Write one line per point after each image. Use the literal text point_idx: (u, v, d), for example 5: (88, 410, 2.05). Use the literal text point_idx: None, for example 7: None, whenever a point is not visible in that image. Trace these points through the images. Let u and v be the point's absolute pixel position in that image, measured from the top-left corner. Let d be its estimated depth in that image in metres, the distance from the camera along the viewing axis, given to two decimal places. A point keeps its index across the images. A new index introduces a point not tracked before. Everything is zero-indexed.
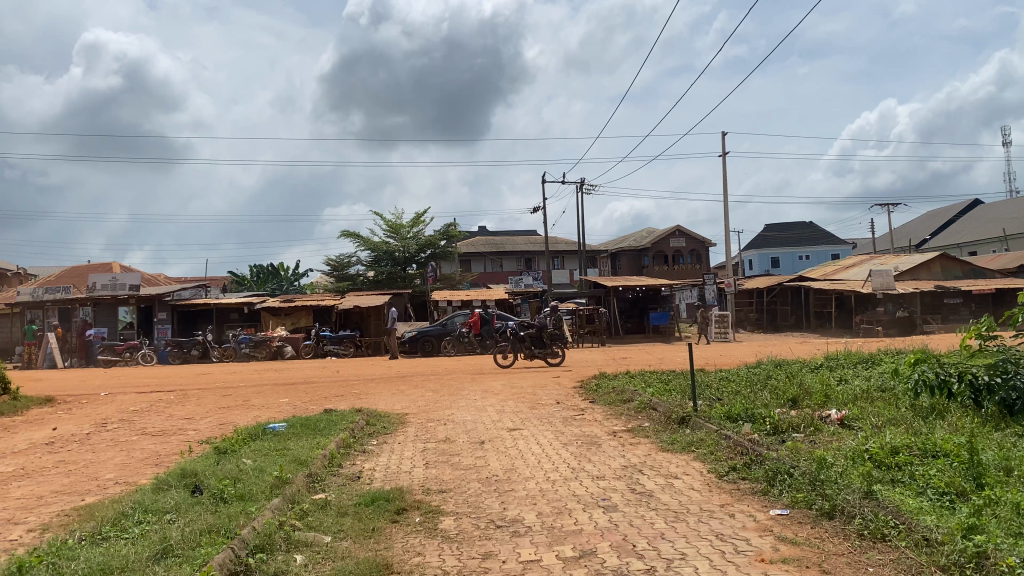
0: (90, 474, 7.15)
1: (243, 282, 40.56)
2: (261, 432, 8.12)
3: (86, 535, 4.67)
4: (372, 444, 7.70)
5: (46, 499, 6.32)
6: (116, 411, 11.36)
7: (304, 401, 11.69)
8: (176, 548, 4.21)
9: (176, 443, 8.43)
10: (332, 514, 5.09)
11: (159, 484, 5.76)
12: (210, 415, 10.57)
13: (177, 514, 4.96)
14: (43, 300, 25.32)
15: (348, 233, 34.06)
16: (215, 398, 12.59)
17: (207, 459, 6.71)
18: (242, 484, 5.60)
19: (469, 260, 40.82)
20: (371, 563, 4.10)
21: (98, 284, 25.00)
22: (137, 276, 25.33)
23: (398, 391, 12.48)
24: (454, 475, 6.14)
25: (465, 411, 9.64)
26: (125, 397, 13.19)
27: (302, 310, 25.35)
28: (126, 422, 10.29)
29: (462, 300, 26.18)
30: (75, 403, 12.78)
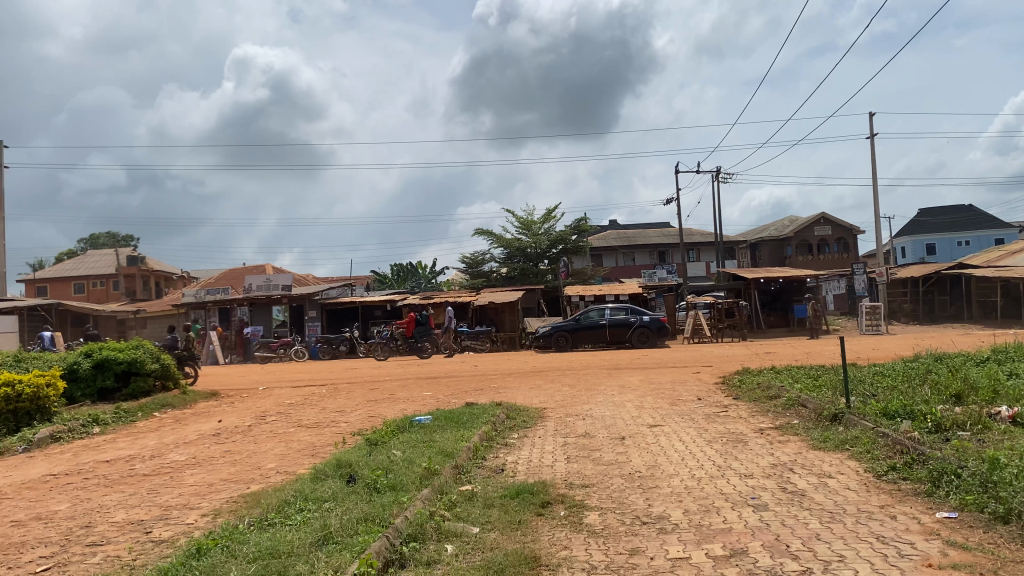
0: (253, 463, 7.64)
1: (385, 281, 42.12)
2: (408, 424, 8.43)
3: (253, 520, 5.00)
4: (514, 438, 7.82)
5: (216, 487, 6.81)
6: (274, 404, 12.08)
7: (446, 394, 12.04)
8: (335, 534, 4.44)
9: (329, 435, 8.86)
10: (480, 505, 5.21)
11: (317, 473, 6.08)
12: (359, 407, 11.06)
13: (336, 502, 5.22)
14: (205, 301, 27.22)
15: (482, 231, 34.73)
16: (363, 391, 13.16)
17: (358, 450, 7.02)
18: (394, 474, 5.82)
19: (602, 254, 40.71)
20: (520, 555, 4.16)
21: (254, 285, 26.95)
22: (289, 277, 26.90)
23: (535, 385, 12.62)
24: (597, 470, 6.13)
25: (604, 406, 9.63)
26: (282, 391, 14.01)
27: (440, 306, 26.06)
28: (283, 414, 10.94)
29: (595, 294, 26.13)
30: (237, 397, 13.67)
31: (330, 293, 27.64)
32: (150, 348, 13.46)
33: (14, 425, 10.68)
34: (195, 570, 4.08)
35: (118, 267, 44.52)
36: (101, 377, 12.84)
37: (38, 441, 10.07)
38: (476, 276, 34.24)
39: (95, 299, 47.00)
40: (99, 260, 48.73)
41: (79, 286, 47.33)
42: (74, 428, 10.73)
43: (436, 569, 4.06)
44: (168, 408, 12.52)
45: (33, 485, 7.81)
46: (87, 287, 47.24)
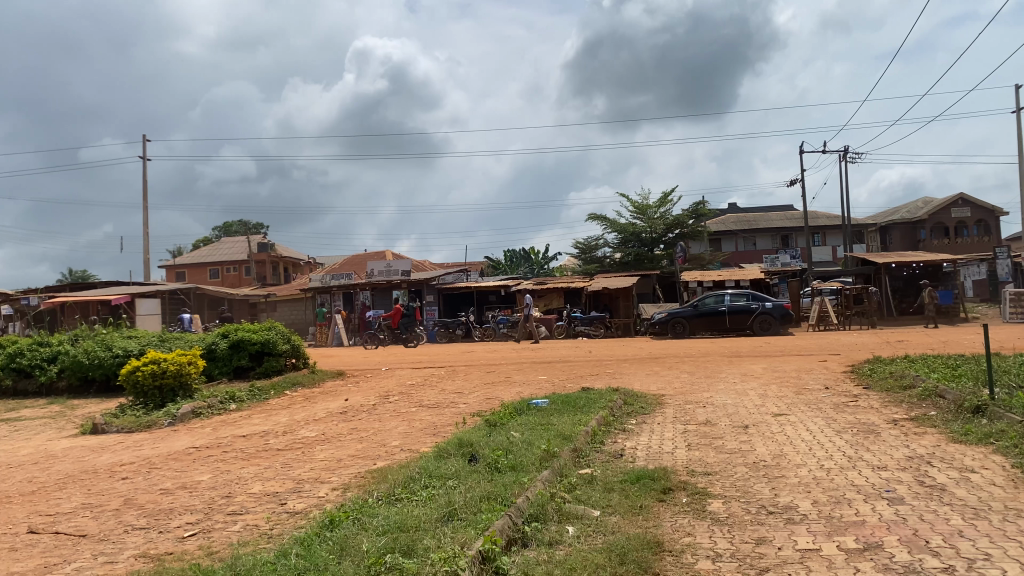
0: (379, 441, 7.91)
1: (499, 267, 42.66)
2: (526, 407, 8.51)
3: (381, 495, 5.18)
4: (632, 423, 7.77)
5: (345, 462, 7.09)
6: (396, 384, 12.50)
7: (563, 379, 12.12)
8: (460, 511, 4.54)
9: (450, 415, 9.06)
10: (600, 489, 5.21)
11: (440, 452, 6.24)
12: (477, 389, 11.28)
13: (458, 480, 5.34)
14: (329, 286, 28.32)
15: (596, 215, 34.54)
16: (481, 374, 13.41)
17: (479, 431, 7.15)
18: (513, 455, 5.90)
19: (720, 238, 39.76)
20: (643, 539, 4.14)
21: (375, 271, 27.89)
22: (408, 263, 27.61)
23: (654, 371, 12.54)
24: (718, 458, 6.02)
25: (725, 394, 9.45)
26: (404, 372, 14.44)
27: (554, 292, 26.14)
28: (405, 394, 11.27)
29: (713, 280, 25.55)
30: (361, 377, 14.20)
31: (447, 279, 28.24)
32: (281, 330, 14.10)
33: (160, 401, 11.47)
34: (329, 540, 4.27)
35: (249, 253, 46.93)
36: (236, 357, 13.59)
37: (182, 416, 10.78)
38: (590, 261, 34.12)
39: (229, 283, 49.72)
40: (232, 246, 51.49)
41: (214, 272, 50.19)
42: (213, 404, 11.42)
43: (558, 550, 4.10)
44: (299, 387, 13.13)
45: (178, 456, 8.36)
46: (222, 273, 50.04)
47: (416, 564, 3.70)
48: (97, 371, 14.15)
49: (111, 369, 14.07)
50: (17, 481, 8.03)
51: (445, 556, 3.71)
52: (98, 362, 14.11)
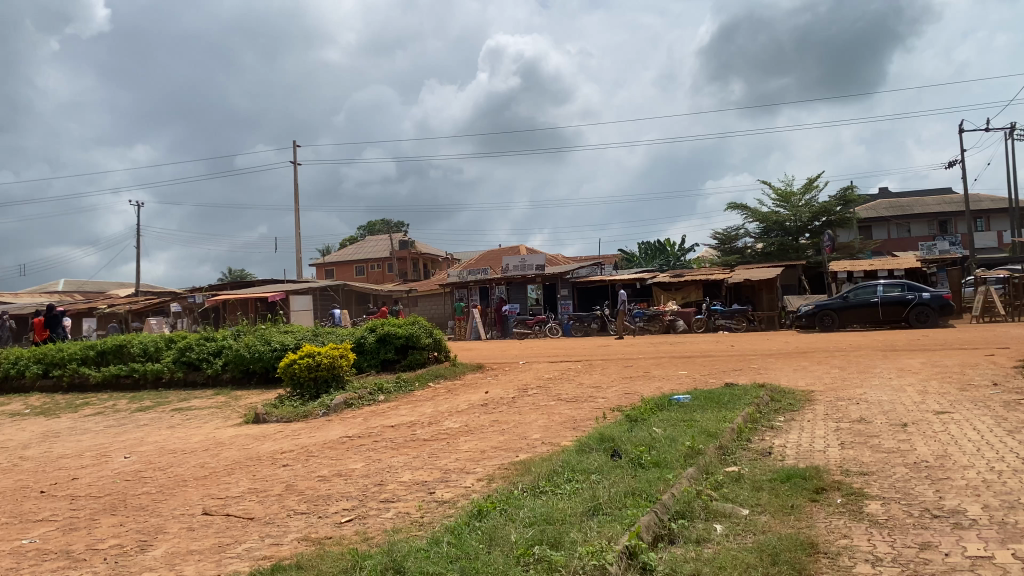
0: (520, 434, 8.03)
1: (634, 259, 42.29)
2: (667, 403, 8.40)
3: (526, 487, 5.27)
4: (780, 421, 7.51)
5: (489, 453, 7.26)
6: (535, 378, 12.66)
7: (704, 374, 11.87)
8: (604, 506, 4.55)
9: (590, 409, 9.07)
10: (748, 487, 5.08)
11: (582, 446, 6.27)
12: (616, 384, 11.26)
13: (602, 475, 5.35)
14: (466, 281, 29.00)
15: (735, 204, 33.55)
16: (619, 368, 13.37)
17: (620, 426, 7.12)
18: (657, 451, 5.84)
19: (871, 226, 37.72)
20: (795, 540, 4.01)
21: (510, 265, 28.18)
22: (542, 257, 27.74)
23: (801, 366, 12.07)
24: (875, 458, 5.73)
25: (880, 390, 8.98)
26: (541, 366, 14.60)
27: (692, 284, 25.55)
28: (543, 388, 11.38)
29: (864, 270, 24.28)
30: (501, 370, 14.48)
31: (581, 273, 28.20)
32: (424, 324, 14.53)
33: (314, 392, 12.12)
34: (478, 530, 4.39)
35: (391, 251, 48.67)
36: (383, 350, 14.17)
37: (335, 407, 11.34)
38: (729, 252, 33.26)
39: (372, 280, 51.77)
40: (375, 245, 53.59)
41: (359, 269, 52.38)
42: (363, 396, 11.94)
43: (706, 548, 4.04)
44: (441, 379, 13.54)
45: (333, 445, 8.81)
46: (366, 270, 52.17)
47: (564, 557, 3.74)
48: (257, 364, 15.11)
49: (269, 362, 14.98)
50: (191, 466, 8.71)
51: (592, 550, 3.73)
52: (258, 355, 15.07)
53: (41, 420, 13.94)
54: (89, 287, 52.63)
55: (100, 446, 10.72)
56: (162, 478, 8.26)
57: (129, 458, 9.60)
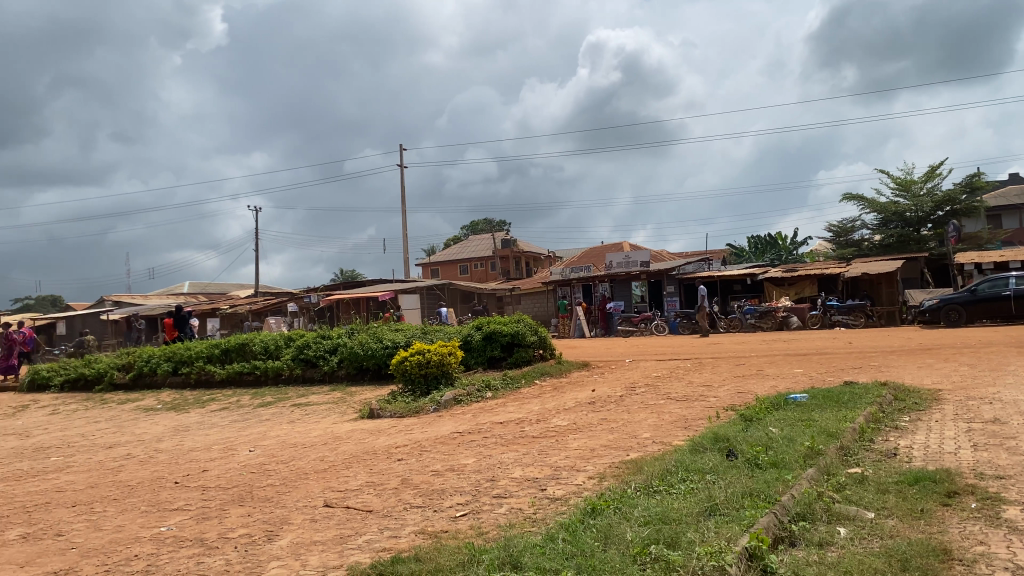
0: (630, 432, 7.97)
1: (743, 254, 41.26)
2: (783, 402, 8.17)
3: (640, 486, 5.23)
4: (905, 421, 7.18)
5: (599, 451, 7.25)
6: (643, 376, 12.53)
7: (821, 372, 11.48)
8: (721, 506, 4.47)
9: (701, 408, 8.91)
10: (872, 489, 4.89)
11: (696, 446, 6.17)
12: (728, 382, 11.03)
13: (717, 475, 5.26)
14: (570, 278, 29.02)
15: (851, 195, 32.23)
16: (729, 366, 13.09)
17: (734, 425, 6.98)
18: (774, 452, 5.69)
19: (1001, 214, 35.49)
20: (927, 546, 3.84)
21: (614, 262, 28.00)
22: (647, 254, 27.51)
23: (926, 364, 11.50)
24: (1013, 461, 5.40)
25: (1016, 390, 8.45)
26: (648, 364, 14.46)
27: (806, 279, 24.67)
28: (652, 386, 11.27)
29: (994, 261, 22.87)
30: (607, 368, 14.43)
31: (688, 268, 27.74)
32: (529, 322, 14.60)
33: (425, 388, 12.40)
34: (593, 528, 4.39)
35: (495, 249, 49.19)
36: (490, 347, 14.34)
37: (445, 403, 11.56)
38: (846, 245, 32.00)
39: (476, 278, 52.46)
40: (479, 244, 54.28)
41: (463, 268, 53.15)
42: (472, 392, 12.13)
43: (830, 551, 3.92)
44: (548, 376, 13.58)
45: (444, 440, 8.99)
46: (470, 269, 52.88)
47: (681, 556, 3.70)
48: (370, 361, 15.57)
49: (381, 359, 15.42)
50: (311, 459, 9.07)
51: (711, 550, 3.67)
52: (371, 352, 15.53)
53: (172, 414, 14.82)
54: (212, 288, 55.49)
55: (227, 440, 11.30)
56: (285, 471, 8.64)
57: (254, 451, 10.09)
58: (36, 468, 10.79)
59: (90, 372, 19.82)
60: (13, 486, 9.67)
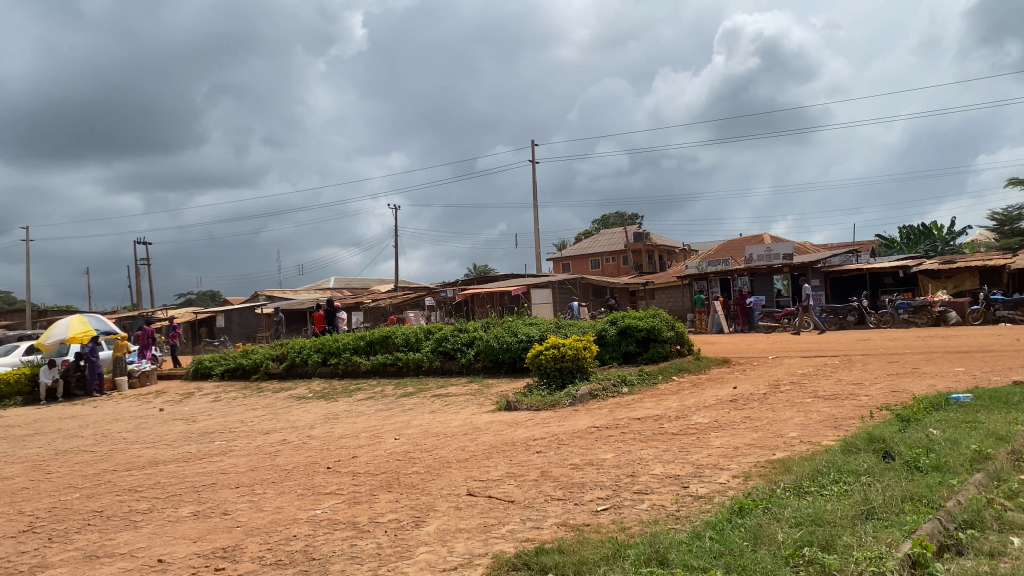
0: (775, 431, 7.73)
1: (893, 245, 39.02)
2: (943, 402, 7.69)
3: (789, 486, 5.08)
4: None
5: (742, 450, 7.08)
6: (787, 373, 12.12)
7: (985, 371, 10.73)
8: (879, 510, 4.27)
9: (852, 407, 8.52)
10: None
11: (848, 446, 5.91)
12: (880, 380, 10.49)
13: (872, 477, 5.03)
14: (707, 272, 28.44)
15: (1016, 181, 29.90)
16: (881, 363, 12.44)
17: (890, 426, 6.64)
18: (937, 454, 5.38)
19: None
20: None
21: (754, 255, 27.23)
22: (790, 246, 26.53)
23: None
24: None
25: None
26: (793, 361, 13.95)
27: (966, 272, 23.18)
28: (797, 384, 10.87)
29: None
30: (749, 365, 14.03)
31: (834, 261, 26.56)
32: (666, 317, 14.34)
33: (561, 382, 12.48)
34: (742, 527, 4.30)
35: (627, 243, 48.77)
36: (625, 342, 14.27)
37: (581, 397, 11.58)
38: (1011, 235, 29.70)
39: (609, 272, 52.26)
40: (611, 238, 53.98)
41: (595, 262, 52.99)
42: (608, 387, 12.09)
43: (1002, 561, 3.67)
44: (685, 373, 13.35)
45: (582, 434, 9.02)
46: (602, 263, 52.66)
47: (838, 560, 3.57)
48: (506, 355, 15.81)
49: (516, 352, 15.64)
50: (453, 448, 9.33)
51: (870, 555, 3.53)
52: (507, 346, 15.78)
53: (322, 403, 15.62)
54: (355, 283, 57.94)
55: (373, 428, 11.80)
56: (429, 459, 8.93)
57: (399, 439, 10.48)
58: (203, 451, 11.64)
59: (248, 361, 21.15)
60: (183, 467, 10.49)
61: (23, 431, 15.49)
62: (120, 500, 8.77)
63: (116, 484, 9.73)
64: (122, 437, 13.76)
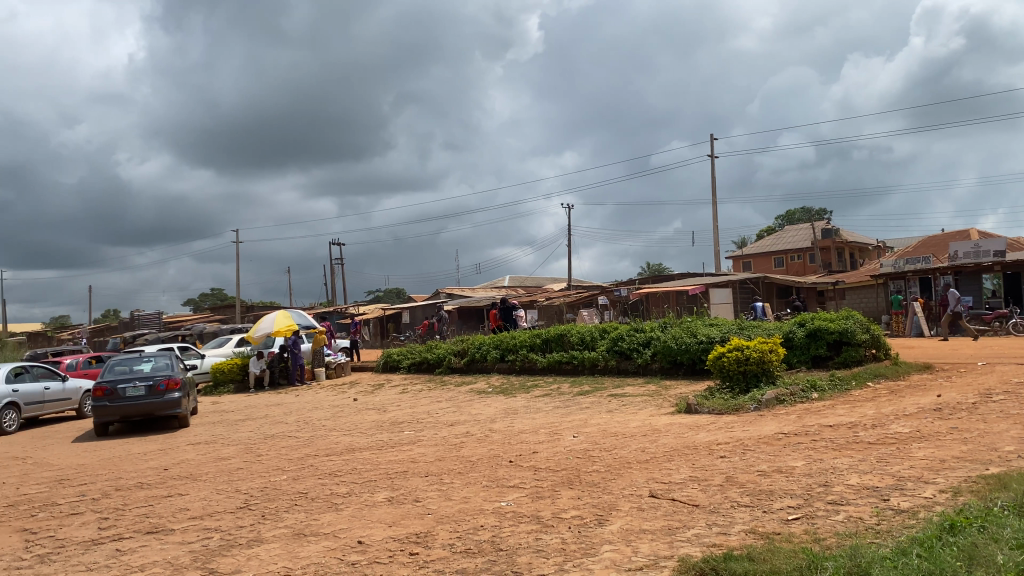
0: (988, 444, 7.11)
1: None
2: None
3: (1007, 504, 4.68)
4: None
5: (950, 463, 6.58)
6: (998, 382, 11.08)
7: None
8: None
9: None
10: None
11: None
12: None
13: None
14: (905, 271, 26.62)
15: None
16: None
17: None
18: None
19: None
20: None
21: (960, 253, 25.19)
22: (1002, 242, 24.31)
23: None
24: None
25: None
26: (1006, 368, 12.73)
27: None
28: (1012, 393, 9.91)
29: None
30: (953, 371, 12.96)
31: None
32: (860, 319, 13.54)
33: (744, 386, 12.11)
34: (954, 546, 4.01)
35: (815, 241, 46.44)
36: (814, 346, 13.65)
37: (766, 402, 11.18)
38: None
39: (794, 271, 50.02)
40: (795, 235, 51.58)
41: (779, 261, 50.88)
42: (795, 393, 11.58)
43: None
44: (882, 378, 12.54)
45: (769, 441, 8.71)
46: (787, 262, 50.44)
47: None
48: (684, 356, 15.53)
49: (696, 354, 15.33)
50: (633, 449, 9.31)
51: None
52: (686, 347, 15.50)
53: (501, 398, 16.05)
54: (530, 282, 58.97)
55: (552, 425, 11.99)
56: (609, 459, 8.95)
57: (578, 437, 10.57)
58: (394, 440, 12.30)
59: (432, 356, 22.09)
60: (376, 455, 11.14)
61: (236, 416, 17.06)
62: (322, 483, 9.45)
63: (318, 468, 10.49)
64: (322, 425, 14.80)
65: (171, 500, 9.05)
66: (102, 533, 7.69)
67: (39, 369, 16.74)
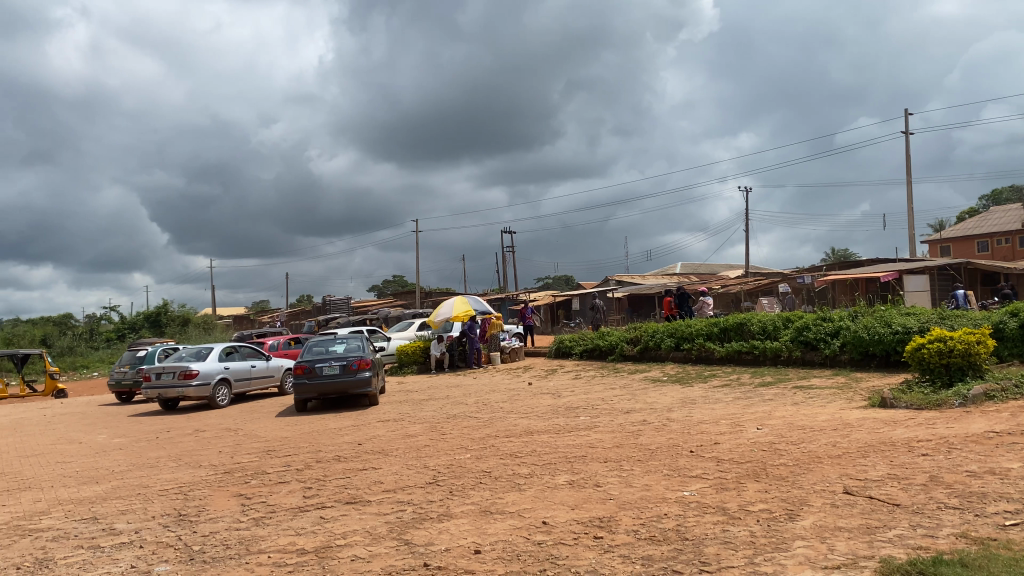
0: None
1: None
2: None
3: None
4: None
5: None
6: None
7: None
8: None
9: None
10: None
11: None
12: None
13: None
14: None
15: None
16: None
17: None
18: None
19: None
20: None
21: None
22: None
23: None
24: None
25: None
26: None
27: None
28: None
29: None
30: None
31: None
32: None
33: (947, 379, 11.26)
34: None
35: None
36: None
37: (974, 398, 10.34)
38: None
39: (1000, 257, 45.70)
40: (1003, 217, 47.03)
41: (983, 244, 46.61)
42: (1008, 388, 10.62)
43: None
44: None
45: (977, 440, 8.06)
46: (992, 246, 46.14)
47: None
48: (877, 347, 14.66)
49: (891, 345, 14.41)
50: (823, 444, 8.91)
51: None
52: (879, 338, 14.61)
53: (677, 387, 15.83)
54: (704, 270, 57.56)
55: (733, 416, 11.69)
56: (796, 453, 8.62)
57: (762, 430, 10.25)
58: (571, 424, 12.46)
59: (605, 343, 22.10)
60: (554, 438, 11.32)
61: (420, 396, 17.91)
62: (504, 463, 9.76)
63: (499, 449, 10.82)
64: (500, 407, 15.24)
65: (366, 473, 9.67)
66: (307, 501, 8.35)
67: (247, 348, 18.43)
